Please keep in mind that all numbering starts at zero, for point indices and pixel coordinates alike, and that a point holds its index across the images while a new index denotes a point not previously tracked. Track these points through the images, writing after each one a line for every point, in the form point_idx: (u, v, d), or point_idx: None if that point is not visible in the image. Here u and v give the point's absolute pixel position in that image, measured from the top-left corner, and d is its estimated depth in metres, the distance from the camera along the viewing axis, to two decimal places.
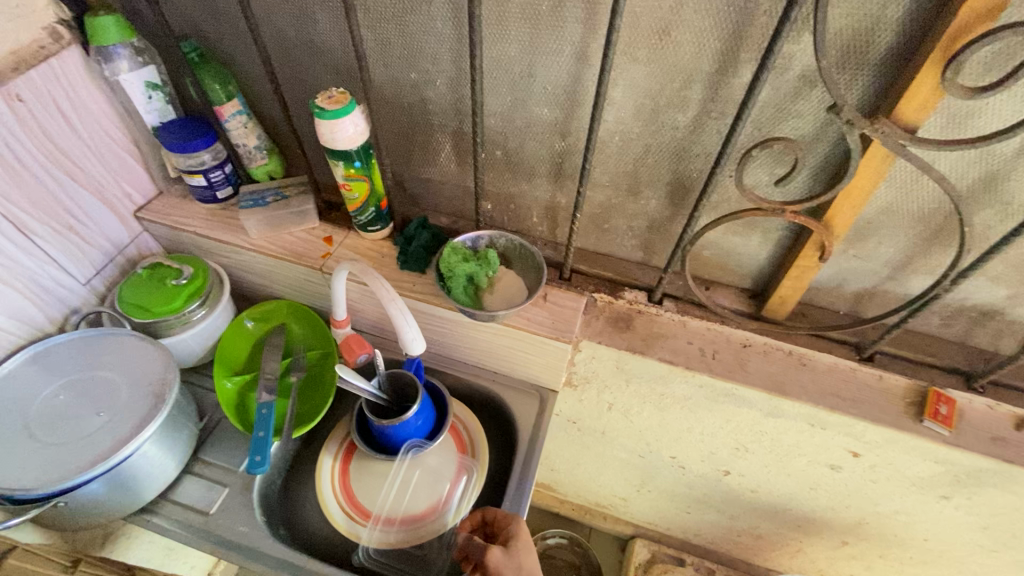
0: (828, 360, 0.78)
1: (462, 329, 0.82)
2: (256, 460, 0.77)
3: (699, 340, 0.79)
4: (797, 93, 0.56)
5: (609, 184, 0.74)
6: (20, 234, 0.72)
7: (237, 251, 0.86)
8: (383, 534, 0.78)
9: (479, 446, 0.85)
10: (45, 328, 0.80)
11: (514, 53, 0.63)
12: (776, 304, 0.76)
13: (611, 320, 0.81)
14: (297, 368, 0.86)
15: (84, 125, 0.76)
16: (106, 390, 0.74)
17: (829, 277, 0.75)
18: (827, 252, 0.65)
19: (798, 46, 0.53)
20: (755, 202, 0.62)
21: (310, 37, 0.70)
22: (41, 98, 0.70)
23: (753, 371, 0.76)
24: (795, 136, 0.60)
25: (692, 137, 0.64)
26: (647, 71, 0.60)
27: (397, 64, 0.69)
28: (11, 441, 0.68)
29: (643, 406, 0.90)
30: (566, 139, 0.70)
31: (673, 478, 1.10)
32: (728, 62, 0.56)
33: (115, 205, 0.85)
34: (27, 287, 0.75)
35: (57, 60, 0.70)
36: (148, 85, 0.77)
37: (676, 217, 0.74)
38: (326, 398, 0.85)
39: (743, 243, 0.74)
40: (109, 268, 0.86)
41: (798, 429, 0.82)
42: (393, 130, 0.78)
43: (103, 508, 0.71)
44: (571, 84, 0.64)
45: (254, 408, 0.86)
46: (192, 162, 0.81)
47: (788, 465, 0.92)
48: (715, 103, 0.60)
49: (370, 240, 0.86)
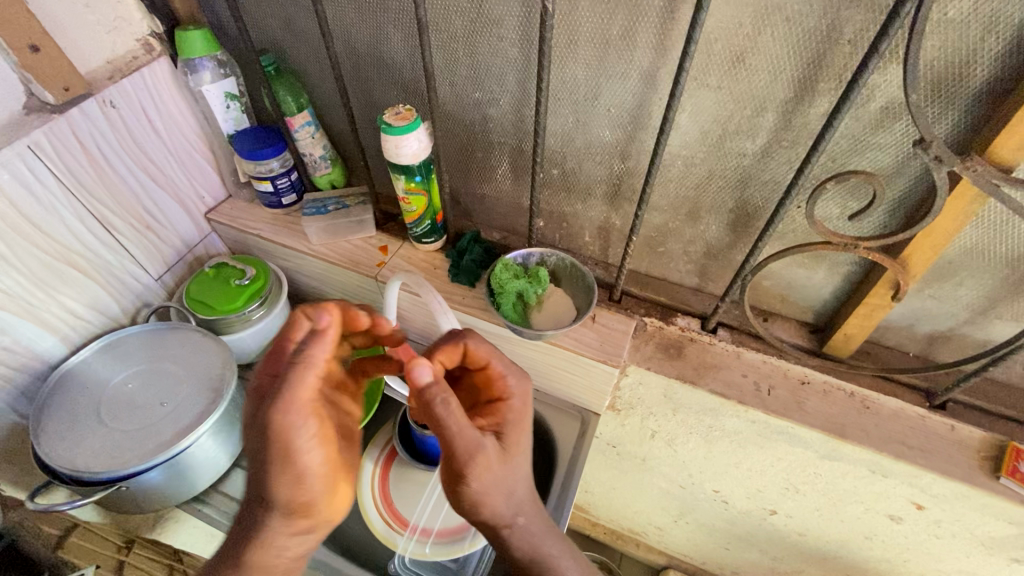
0: (894, 405, 0.73)
1: (509, 345, 0.82)
2: None
3: (753, 374, 0.76)
4: (878, 125, 0.54)
5: (668, 208, 0.72)
6: (104, 231, 0.77)
7: (297, 255, 0.89)
8: (418, 544, 0.78)
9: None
10: (119, 319, 0.85)
11: (580, 76, 0.63)
12: (840, 341, 0.73)
13: (661, 346, 0.79)
14: None
15: (167, 130, 0.81)
16: (169, 382, 0.78)
17: (900, 316, 0.71)
18: (902, 291, 0.61)
19: (882, 77, 0.51)
20: (825, 235, 0.60)
21: (381, 54, 0.72)
22: (132, 105, 0.75)
23: (811, 411, 0.73)
24: (873, 169, 0.57)
25: (759, 165, 0.62)
26: (717, 97, 0.58)
27: (463, 82, 0.70)
28: (82, 424, 0.72)
29: (688, 436, 0.87)
30: (626, 162, 0.69)
31: (714, 512, 1.06)
32: (804, 92, 0.55)
33: (189, 206, 0.89)
34: (106, 280, 0.80)
35: (148, 70, 0.75)
36: (227, 96, 0.81)
37: (737, 244, 0.72)
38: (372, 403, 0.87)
39: (807, 276, 0.71)
40: (179, 265, 0.91)
41: (856, 475, 0.77)
42: (454, 146, 0.79)
43: (159, 495, 0.75)
44: (636, 108, 0.63)
45: None
46: (262, 169, 0.84)
47: (842, 511, 0.87)
48: (787, 131, 0.58)
49: (423, 251, 0.88)
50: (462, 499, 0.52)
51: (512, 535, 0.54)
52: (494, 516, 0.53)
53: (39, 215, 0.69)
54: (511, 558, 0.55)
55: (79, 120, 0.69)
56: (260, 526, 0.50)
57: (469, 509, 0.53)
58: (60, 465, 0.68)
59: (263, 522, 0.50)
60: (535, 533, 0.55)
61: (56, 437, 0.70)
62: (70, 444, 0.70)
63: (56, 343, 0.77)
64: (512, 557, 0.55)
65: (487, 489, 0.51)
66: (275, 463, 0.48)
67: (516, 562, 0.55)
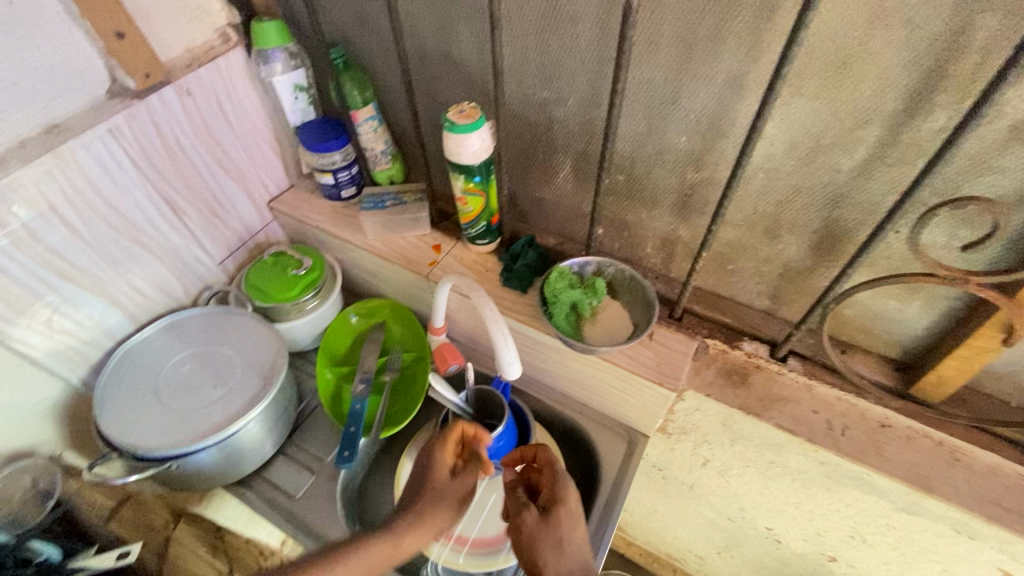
0: (991, 460, 0.65)
1: (558, 356, 0.79)
2: (343, 454, 0.78)
3: (826, 411, 0.69)
4: (1007, 145, 0.46)
5: (743, 223, 0.67)
6: (173, 214, 0.80)
7: (351, 248, 0.89)
8: (453, 553, 0.76)
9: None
10: (182, 300, 0.88)
11: (659, 77, 0.59)
12: (931, 384, 0.65)
13: (724, 371, 0.74)
14: (392, 368, 0.87)
15: (237, 119, 0.82)
16: (223, 366, 0.79)
17: (1007, 361, 0.62)
18: (1017, 335, 0.53)
19: (1020, 88, 0.44)
20: (929, 266, 0.53)
21: (449, 50, 0.71)
22: (206, 93, 0.76)
23: (891, 458, 0.65)
24: (994, 195, 0.50)
25: (855, 183, 0.56)
26: (813, 106, 0.53)
27: (531, 82, 0.67)
28: (141, 400, 0.75)
29: (745, 469, 0.81)
30: (700, 171, 0.64)
31: (765, 550, 0.98)
32: (919, 103, 0.48)
33: (253, 194, 0.91)
34: (171, 261, 0.83)
35: (224, 59, 0.77)
36: (296, 87, 0.82)
37: (819, 268, 0.66)
38: (416, 402, 0.86)
39: (897, 308, 0.64)
40: (240, 251, 0.93)
41: (937, 533, 0.69)
42: (516, 146, 0.76)
43: (206, 476, 0.76)
44: (718, 114, 0.58)
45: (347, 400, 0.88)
46: (325, 161, 0.85)
47: (915, 569, 0.79)
48: (893, 147, 0.52)
49: (477, 253, 0.85)
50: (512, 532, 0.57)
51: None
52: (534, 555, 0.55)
53: (115, 197, 0.71)
54: None
55: (157, 106, 0.71)
56: (395, 537, 0.56)
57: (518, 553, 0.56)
58: (119, 439, 0.70)
59: (398, 536, 0.56)
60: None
61: (117, 411, 0.73)
62: (129, 420, 0.72)
63: (122, 320, 0.80)
64: None
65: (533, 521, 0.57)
66: (451, 487, 0.61)
67: None
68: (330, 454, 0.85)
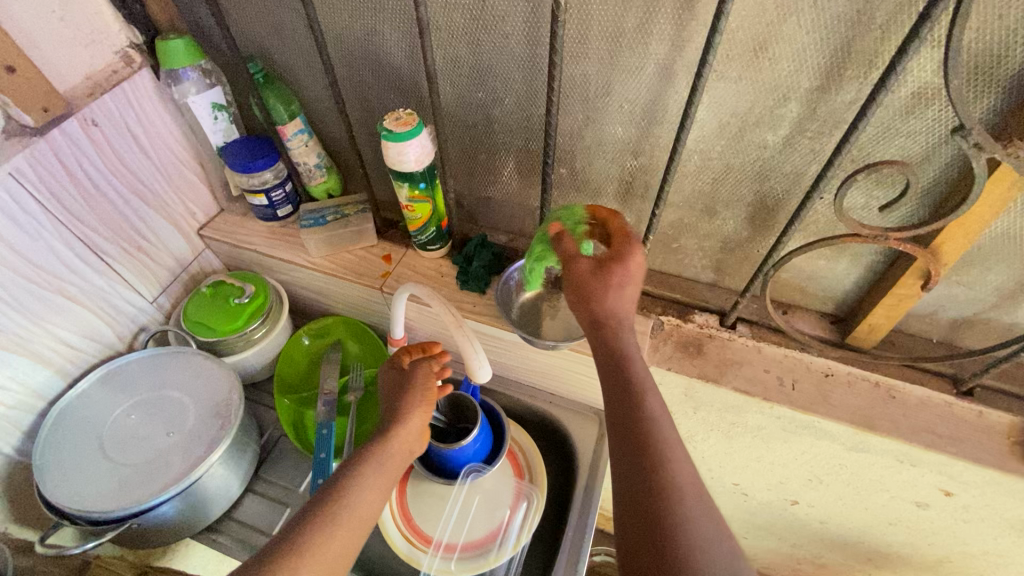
0: (920, 393, 0.72)
1: (523, 352, 0.80)
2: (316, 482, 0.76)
3: (776, 368, 0.74)
4: (908, 111, 0.51)
5: (684, 204, 0.70)
6: (94, 256, 0.73)
7: (297, 268, 0.86)
8: (443, 561, 0.76)
9: (534, 470, 0.82)
10: (116, 346, 0.81)
11: (591, 71, 0.60)
12: (864, 332, 0.71)
13: (680, 344, 0.77)
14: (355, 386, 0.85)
15: (152, 145, 0.77)
16: (174, 410, 0.74)
17: (923, 303, 0.69)
18: (933, 281, 0.59)
19: (916, 60, 0.48)
20: (854, 228, 0.57)
21: (377, 57, 0.69)
22: (114, 122, 0.70)
23: (838, 404, 0.71)
24: (901, 157, 0.55)
25: (781, 156, 0.60)
26: (737, 88, 0.56)
27: (466, 83, 0.67)
28: (86, 461, 0.69)
29: (710, 433, 0.86)
30: (638, 158, 0.67)
31: (734, 505, 1.04)
32: (831, 79, 0.52)
33: (180, 223, 0.85)
34: (98, 306, 0.76)
35: (129, 84, 0.71)
36: (214, 106, 0.77)
37: (757, 238, 0.70)
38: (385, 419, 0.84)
39: (828, 267, 0.70)
40: (174, 285, 0.88)
41: (884, 465, 0.75)
42: (457, 148, 0.76)
43: (171, 529, 0.72)
44: (651, 101, 0.60)
45: (311, 424, 0.85)
46: (255, 182, 0.81)
47: (866, 499, 0.86)
48: (812, 121, 0.56)
49: (429, 259, 0.84)
50: (655, 490, 0.44)
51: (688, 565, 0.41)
52: None
53: (26, 246, 0.65)
54: None
55: (61, 142, 0.65)
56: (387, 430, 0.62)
57: (650, 543, 0.43)
58: (67, 506, 0.65)
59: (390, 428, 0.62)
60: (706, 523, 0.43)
61: (60, 476, 0.67)
62: (77, 482, 0.67)
63: (52, 377, 0.73)
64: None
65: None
66: (414, 377, 0.67)
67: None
68: (302, 482, 0.82)
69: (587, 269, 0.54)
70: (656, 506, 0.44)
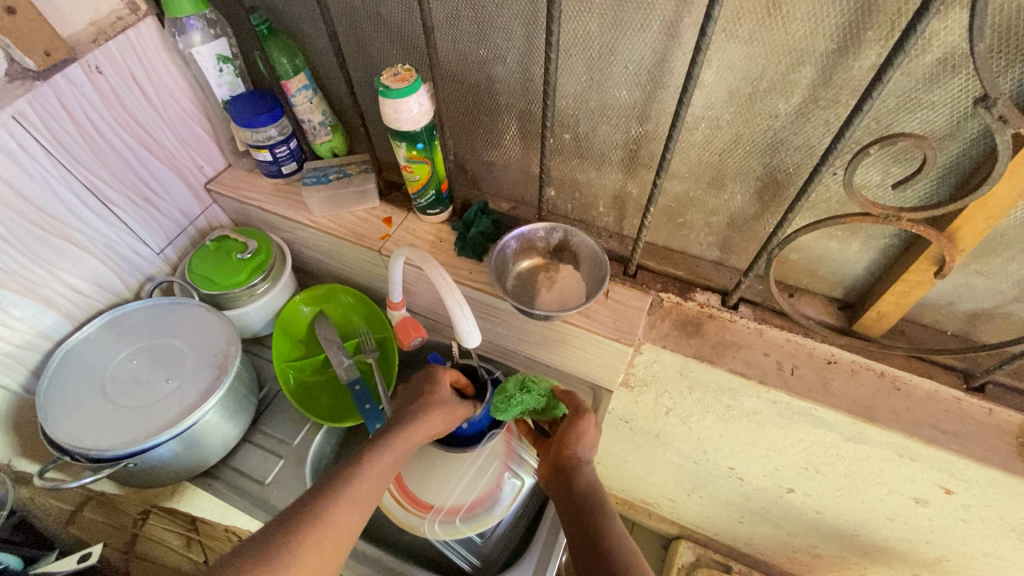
0: (928, 386, 0.68)
1: (517, 322, 0.79)
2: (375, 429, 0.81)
3: (776, 352, 0.71)
4: (932, 80, 0.48)
5: (689, 175, 0.67)
6: (100, 203, 0.75)
7: (299, 227, 0.86)
8: (447, 525, 0.75)
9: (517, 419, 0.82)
10: (123, 294, 0.84)
11: (594, 28, 0.57)
12: (873, 318, 0.68)
13: (678, 323, 0.75)
14: (368, 349, 0.87)
15: (158, 96, 0.77)
16: (174, 357, 0.77)
17: (938, 292, 0.65)
18: (947, 268, 0.56)
19: (942, 23, 0.44)
20: (864, 206, 0.54)
21: (377, 9, 0.67)
22: (119, 69, 0.70)
23: (836, 392, 0.68)
24: (922, 131, 0.51)
25: (792, 127, 0.56)
26: (747, 51, 0.52)
27: (467, 39, 0.65)
28: (88, 401, 0.72)
29: (704, 415, 0.84)
30: (643, 124, 0.64)
31: (730, 488, 1.03)
32: (850, 41, 0.48)
33: (187, 177, 0.86)
34: (104, 253, 0.78)
35: (134, 32, 0.71)
36: (219, 58, 0.76)
37: (763, 215, 0.67)
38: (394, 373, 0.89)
39: (839, 249, 0.67)
40: (181, 238, 0.89)
41: (882, 458, 0.73)
42: (458, 109, 0.74)
43: (168, 471, 0.75)
44: (656, 62, 0.57)
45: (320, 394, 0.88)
46: (260, 137, 0.81)
47: (864, 492, 0.84)
48: (827, 88, 0.52)
49: (429, 223, 0.83)
50: (571, 473, 0.64)
51: (600, 508, 0.59)
52: (594, 511, 0.59)
53: (31, 189, 0.66)
54: (595, 527, 0.57)
55: (64, 87, 0.65)
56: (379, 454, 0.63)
57: (574, 500, 0.61)
58: (67, 441, 0.68)
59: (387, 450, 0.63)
60: (602, 488, 0.62)
61: (64, 414, 0.70)
62: (78, 421, 0.70)
63: (59, 320, 0.76)
64: (583, 518, 0.58)
65: (601, 512, 0.59)
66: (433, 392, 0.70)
67: (575, 512, 0.60)
68: (296, 437, 0.84)
69: (589, 430, 0.66)
70: (573, 484, 0.62)
